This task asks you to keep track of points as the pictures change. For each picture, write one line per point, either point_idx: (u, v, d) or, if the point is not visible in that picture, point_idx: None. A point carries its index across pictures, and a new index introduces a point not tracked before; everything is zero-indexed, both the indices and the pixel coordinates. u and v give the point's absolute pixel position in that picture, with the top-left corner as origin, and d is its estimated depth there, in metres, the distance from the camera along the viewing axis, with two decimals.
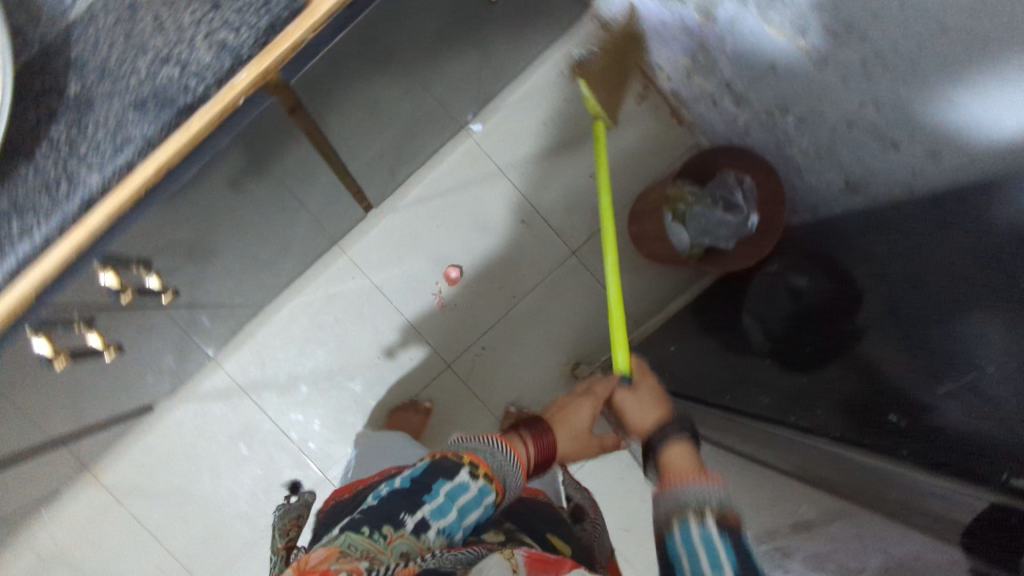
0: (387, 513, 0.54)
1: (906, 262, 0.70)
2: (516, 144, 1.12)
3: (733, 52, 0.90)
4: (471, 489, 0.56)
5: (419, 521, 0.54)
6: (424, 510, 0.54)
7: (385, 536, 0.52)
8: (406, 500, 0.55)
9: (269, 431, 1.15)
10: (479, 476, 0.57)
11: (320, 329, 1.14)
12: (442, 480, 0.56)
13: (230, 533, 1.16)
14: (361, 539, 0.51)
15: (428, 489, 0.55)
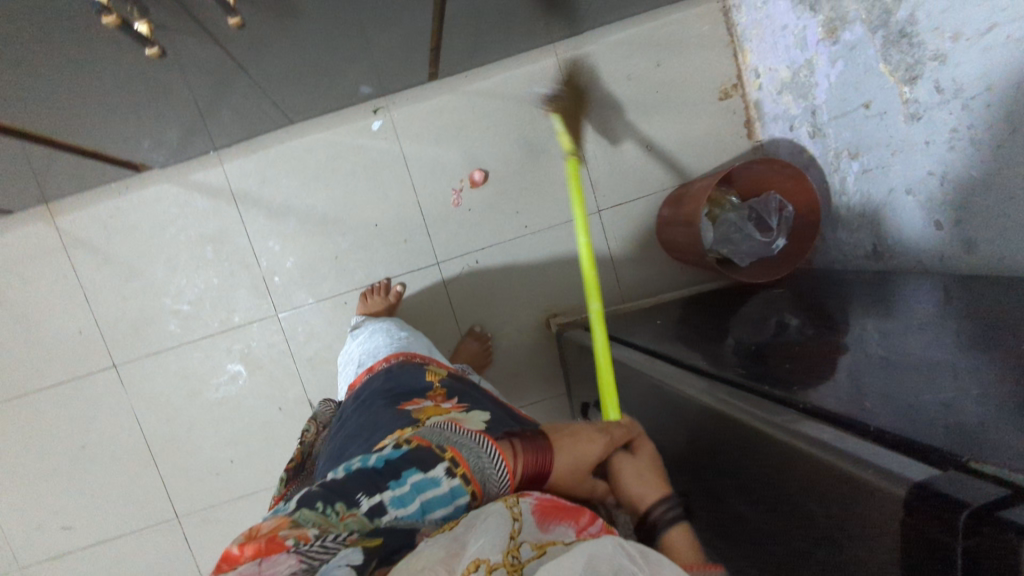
0: (344, 490, 0.49)
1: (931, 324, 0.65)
2: (596, 84, 1.09)
3: (836, 80, 0.91)
4: (442, 484, 0.51)
5: (376, 504, 0.49)
6: (384, 495, 0.49)
7: (337, 512, 0.47)
8: (367, 483, 0.50)
9: (240, 248, 1.12)
10: (456, 475, 0.52)
11: (332, 174, 1.11)
12: (411, 469, 0.52)
13: (162, 326, 1.13)
14: (313, 515, 0.46)
15: (396, 474, 0.51)
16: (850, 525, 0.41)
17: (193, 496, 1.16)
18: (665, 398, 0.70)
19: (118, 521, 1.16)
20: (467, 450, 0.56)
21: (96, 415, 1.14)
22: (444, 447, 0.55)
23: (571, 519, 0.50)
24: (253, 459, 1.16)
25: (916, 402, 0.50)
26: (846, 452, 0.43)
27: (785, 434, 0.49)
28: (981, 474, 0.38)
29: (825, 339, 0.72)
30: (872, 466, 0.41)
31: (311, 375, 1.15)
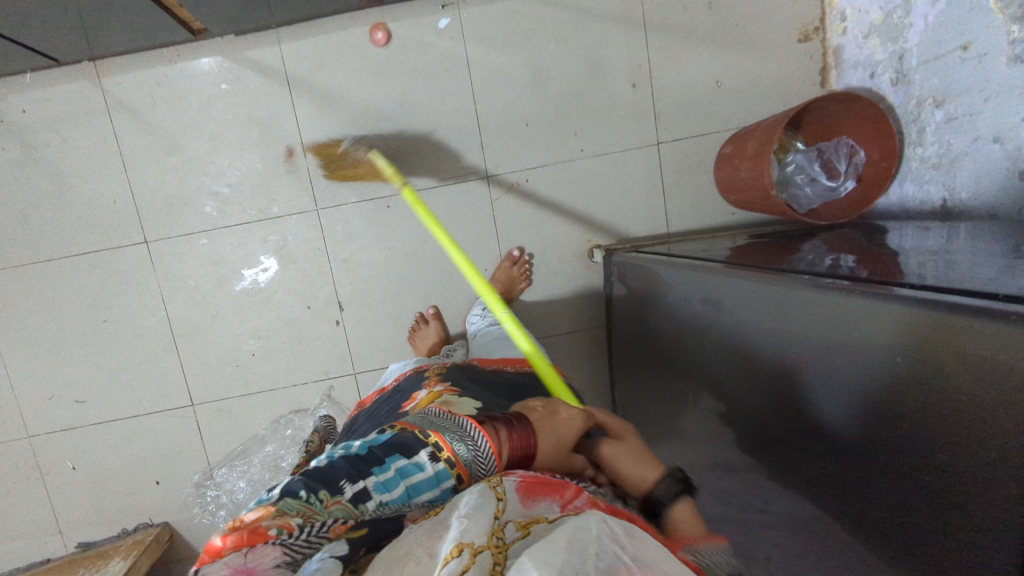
0: (327, 475, 0.47)
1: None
2: (674, 9, 1.05)
3: (935, 20, 0.87)
4: (426, 470, 0.50)
5: (359, 491, 0.47)
6: (368, 481, 0.48)
7: (322, 500, 0.45)
8: (350, 469, 0.48)
9: (288, 135, 1.09)
10: (441, 460, 0.50)
11: (391, 69, 1.07)
12: (395, 454, 0.50)
13: (199, 206, 1.10)
14: (297, 502, 0.45)
15: (379, 461, 0.49)
16: (984, 378, 0.39)
17: (210, 385, 1.14)
18: (736, 295, 0.68)
19: (131, 400, 1.13)
20: (452, 433, 0.52)
21: (122, 288, 1.11)
22: (428, 430, 0.52)
23: (555, 495, 0.48)
24: (275, 355, 1.14)
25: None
26: (974, 307, 0.42)
27: (898, 301, 0.47)
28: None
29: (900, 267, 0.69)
30: (1017, 315, 0.39)
31: (344, 277, 1.12)
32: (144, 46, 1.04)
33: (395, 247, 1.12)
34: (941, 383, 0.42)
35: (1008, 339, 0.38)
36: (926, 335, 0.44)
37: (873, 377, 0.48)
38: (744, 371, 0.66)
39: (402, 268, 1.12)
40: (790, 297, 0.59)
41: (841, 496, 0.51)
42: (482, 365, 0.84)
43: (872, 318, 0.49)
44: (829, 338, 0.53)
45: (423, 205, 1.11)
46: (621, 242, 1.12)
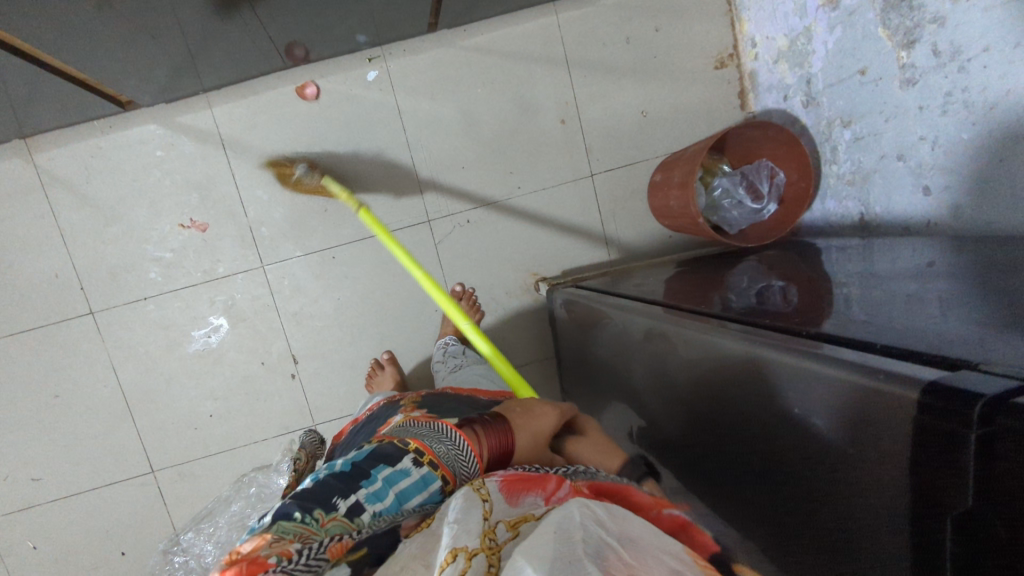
0: (319, 496, 0.50)
1: (925, 283, 0.66)
2: (594, 46, 1.09)
3: (834, 47, 0.92)
4: (412, 474, 0.54)
5: (352, 504, 0.50)
6: (359, 494, 0.51)
7: (317, 519, 0.48)
8: (340, 486, 0.52)
9: (228, 195, 1.10)
10: (424, 464, 0.55)
11: (325, 123, 1.09)
12: (380, 464, 0.54)
13: (143, 273, 1.10)
14: (292, 525, 0.47)
15: (366, 473, 0.53)
16: (881, 437, 0.42)
17: (170, 450, 1.14)
18: (668, 338, 0.72)
19: (90, 472, 1.12)
20: (429, 439, 0.57)
21: (71, 361, 1.11)
22: (407, 440, 0.57)
23: (538, 489, 0.50)
24: (233, 414, 1.14)
25: (919, 333, 0.51)
26: (860, 364, 0.45)
27: (800, 357, 0.50)
28: (991, 373, 0.39)
29: (815, 298, 0.73)
30: (891, 375, 0.42)
31: (296, 329, 1.13)
32: (74, 121, 1.04)
33: (344, 297, 1.13)
34: (848, 439, 0.45)
35: (887, 397, 0.42)
36: (828, 391, 0.47)
37: (794, 433, 0.51)
38: (688, 418, 0.68)
39: (353, 317, 1.14)
40: (714, 346, 0.62)
41: (786, 545, 0.53)
42: (454, 392, 0.84)
43: (784, 373, 0.52)
44: (754, 392, 0.56)
45: (369, 253, 1.12)
46: (567, 273, 1.14)
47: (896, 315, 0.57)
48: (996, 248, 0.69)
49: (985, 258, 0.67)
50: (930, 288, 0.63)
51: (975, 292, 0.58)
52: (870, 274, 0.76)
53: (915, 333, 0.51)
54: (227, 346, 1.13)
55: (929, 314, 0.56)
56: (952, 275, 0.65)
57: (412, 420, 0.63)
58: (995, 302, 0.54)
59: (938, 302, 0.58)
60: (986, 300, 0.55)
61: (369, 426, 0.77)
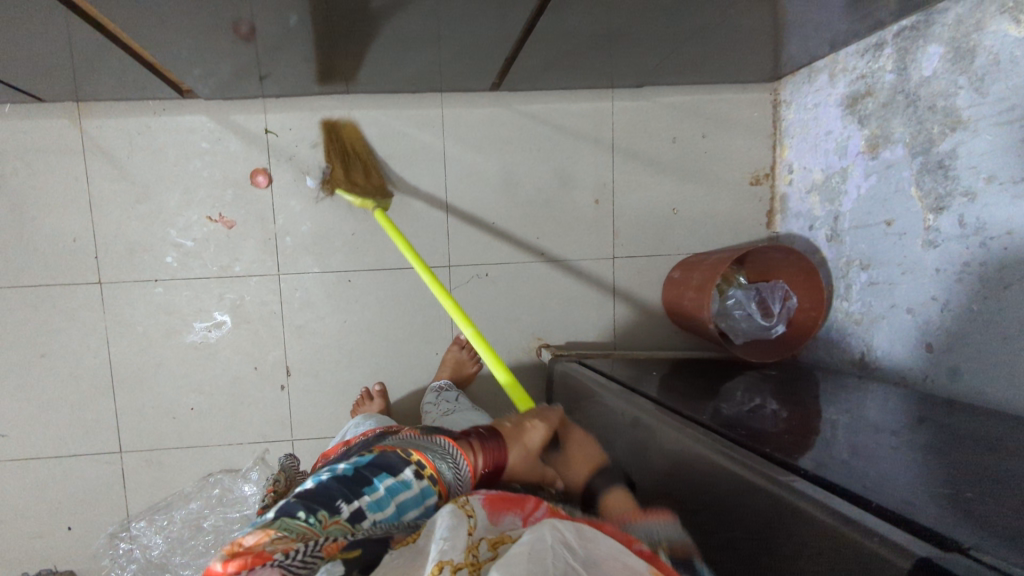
0: (322, 498, 0.51)
1: (913, 439, 0.68)
2: (641, 136, 1.14)
3: (866, 193, 0.97)
4: (412, 488, 0.55)
5: (355, 510, 0.52)
6: (362, 501, 0.52)
7: (318, 522, 0.49)
8: (343, 490, 0.52)
9: (260, 200, 1.11)
10: (424, 477, 0.57)
11: (371, 152, 1.12)
12: (381, 474, 0.55)
13: (160, 255, 1.11)
14: (295, 523, 0.48)
15: (368, 481, 0.54)
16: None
17: (141, 433, 1.12)
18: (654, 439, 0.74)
19: (55, 440, 1.11)
20: (429, 451, 0.59)
21: (66, 325, 1.10)
22: (409, 449, 0.58)
23: (517, 508, 0.56)
24: (214, 411, 1.14)
25: (904, 494, 0.53)
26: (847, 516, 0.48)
27: (780, 488, 0.54)
28: (979, 560, 0.42)
29: (804, 426, 0.75)
30: (881, 537, 0.44)
31: (295, 342, 1.14)
32: (131, 97, 1.07)
33: (350, 320, 1.14)
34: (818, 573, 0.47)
35: (867, 554, 0.44)
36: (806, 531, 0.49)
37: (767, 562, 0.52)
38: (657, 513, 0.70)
39: (355, 342, 1.15)
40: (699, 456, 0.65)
41: None
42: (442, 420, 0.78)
43: (762, 501, 0.55)
44: (731, 514, 0.58)
45: (384, 284, 1.14)
46: (569, 345, 1.16)
47: (880, 467, 0.60)
48: (985, 421, 0.72)
49: (978, 429, 0.70)
50: (916, 446, 0.66)
51: (955, 458, 0.61)
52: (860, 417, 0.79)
53: (897, 491, 0.54)
54: (224, 343, 1.13)
55: (911, 472, 0.58)
56: (939, 438, 0.68)
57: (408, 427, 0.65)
58: (972, 473, 0.57)
59: (924, 464, 0.60)
60: (965, 469, 0.58)
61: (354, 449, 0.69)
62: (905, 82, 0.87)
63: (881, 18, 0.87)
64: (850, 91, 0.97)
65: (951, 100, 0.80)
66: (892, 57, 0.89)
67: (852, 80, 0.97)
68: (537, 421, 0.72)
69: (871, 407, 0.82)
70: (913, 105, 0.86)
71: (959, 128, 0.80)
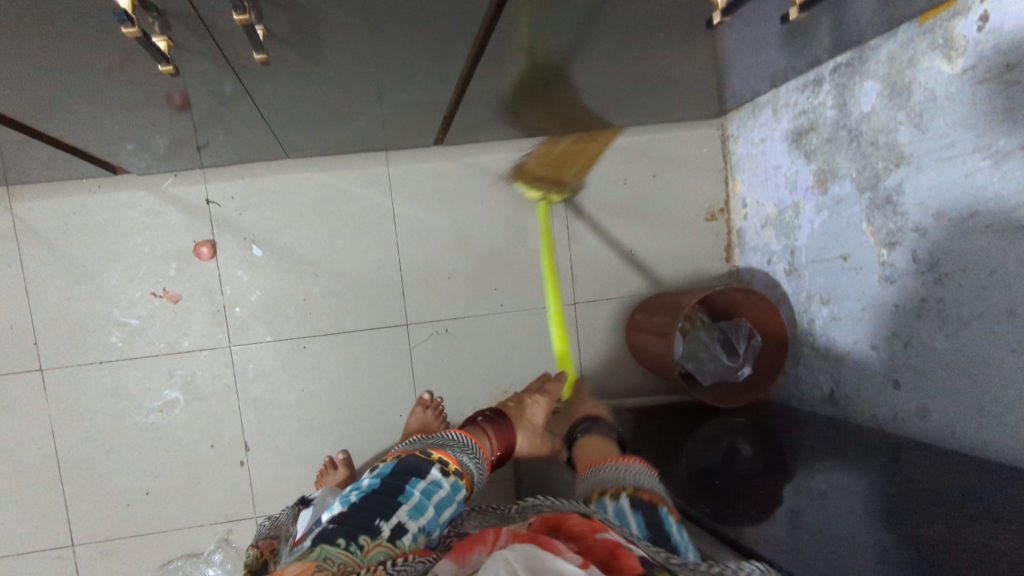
0: (360, 521, 0.52)
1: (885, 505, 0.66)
2: (592, 179, 1.12)
3: (820, 228, 0.95)
4: (442, 487, 0.61)
5: (395, 526, 0.53)
6: (402, 513, 0.55)
7: (362, 546, 0.50)
8: (377, 509, 0.54)
9: (206, 272, 1.08)
10: (448, 473, 0.63)
11: (317, 214, 1.09)
12: (413, 480, 0.59)
13: (104, 336, 1.07)
14: (337, 550, 0.49)
15: (401, 490, 0.57)
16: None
17: (94, 523, 1.07)
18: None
19: (2, 538, 1.05)
20: (449, 450, 0.67)
21: (7, 417, 1.05)
22: (429, 451, 0.65)
23: (483, 543, 0.48)
24: (171, 494, 1.09)
25: None
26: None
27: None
28: None
29: (770, 497, 0.73)
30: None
31: (253, 415, 1.10)
32: (63, 176, 1.03)
33: (307, 389, 1.11)
34: None
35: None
36: None
37: None
38: None
39: (313, 410, 1.11)
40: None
41: None
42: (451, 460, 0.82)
43: None
44: None
45: (340, 348, 1.11)
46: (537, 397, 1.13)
47: None
48: (954, 468, 0.70)
49: (947, 479, 0.68)
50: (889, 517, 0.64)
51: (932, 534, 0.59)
52: (829, 469, 0.77)
53: None
54: (177, 422, 1.09)
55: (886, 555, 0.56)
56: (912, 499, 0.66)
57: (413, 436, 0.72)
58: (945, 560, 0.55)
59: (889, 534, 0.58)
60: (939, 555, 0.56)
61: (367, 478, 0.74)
62: (846, 118, 0.86)
63: (815, 56, 0.86)
64: (794, 126, 0.96)
65: (892, 136, 0.79)
66: (831, 93, 0.88)
67: (794, 115, 0.96)
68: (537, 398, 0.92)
69: (840, 456, 0.79)
70: (856, 140, 0.85)
71: (903, 163, 0.79)
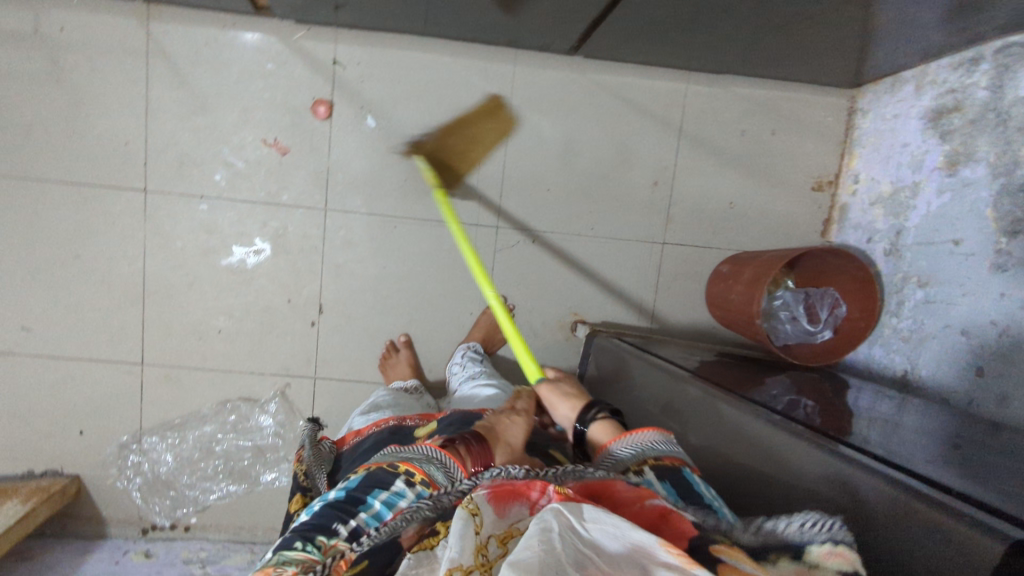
0: (319, 527, 0.57)
1: (971, 450, 0.67)
2: (711, 123, 1.12)
3: (937, 211, 0.95)
4: (406, 495, 0.60)
5: (352, 529, 0.57)
6: (357, 519, 0.57)
7: (319, 547, 0.55)
8: (338, 514, 0.58)
9: (317, 131, 1.09)
10: (414, 483, 0.61)
11: (436, 98, 1.09)
12: (375, 491, 0.60)
13: (209, 172, 1.09)
14: (293, 554, 0.54)
15: (361, 501, 0.59)
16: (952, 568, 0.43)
17: (165, 348, 1.11)
18: (709, 414, 0.73)
19: (78, 342, 1.09)
20: (418, 461, 0.63)
21: (105, 229, 1.08)
22: (397, 464, 0.63)
23: (523, 496, 0.50)
24: (242, 338, 1.12)
25: (968, 483, 0.53)
26: (905, 485, 0.50)
27: (840, 460, 0.55)
28: None
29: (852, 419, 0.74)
30: (976, 518, 0.44)
31: (332, 280, 1.12)
32: (202, 6, 1.04)
33: (389, 266, 1.13)
34: (885, 540, 0.48)
35: (951, 531, 0.44)
36: (867, 499, 0.51)
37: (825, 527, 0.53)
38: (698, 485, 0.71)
39: (391, 289, 1.13)
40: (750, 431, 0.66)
41: None
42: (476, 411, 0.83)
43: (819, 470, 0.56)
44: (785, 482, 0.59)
45: (429, 235, 1.13)
46: (604, 323, 1.15)
47: (937, 460, 0.60)
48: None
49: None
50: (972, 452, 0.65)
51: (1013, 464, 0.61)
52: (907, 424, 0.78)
53: (956, 476, 0.54)
54: (260, 271, 1.11)
55: (973, 470, 0.58)
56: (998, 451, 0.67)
57: (388, 450, 0.68)
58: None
59: (980, 465, 0.60)
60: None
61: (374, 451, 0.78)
62: (999, 101, 0.85)
63: (986, 33, 0.84)
64: (936, 105, 0.95)
65: None
66: (988, 74, 0.87)
67: (939, 93, 0.95)
68: (516, 416, 0.75)
69: (917, 419, 0.81)
70: (1003, 124, 0.84)
71: None
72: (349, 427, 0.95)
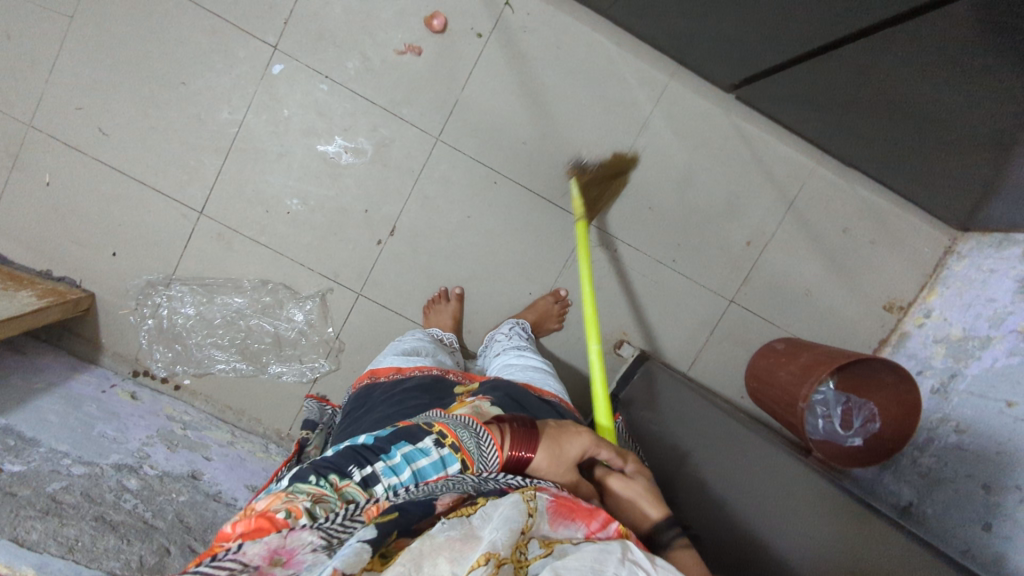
0: (335, 464, 0.49)
1: None
2: (818, 210, 1.14)
3: (1000, 367, 0.96)
4: (431, 455, 0.50)
5: (368, 474, 0.48)
6: (375, 466, 0.49)
7: (330, 483, 0.47)
8: (355, 456, 0.49)
9: (462, 62, 1.08)
10: (445, 445, 0.51)
11: (584, 80, 1.09)
12: (399, 443, 0.50)
13: (343, 56, 1.07)
14: (305, 486, 0.45)
15: (383, 450, 0.50)
16: None
17: (229, 206, 1.08)
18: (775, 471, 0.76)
19: (150, 166, 1.07)
20: (453, 424, 0.53)
21: (220, 70, 1.06)
22: (432, 423, 0.54)
23: (582, 521, 0.48)
24: (306, 227, 1.10)
25: None
26: None
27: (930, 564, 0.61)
28: None
29: None
30: None
31: (416, 208, 1.11)
32: None
33: (474, 217, 1.12)
34: None
35: None
36: None
37: None
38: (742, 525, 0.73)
39: (466, 239, 1.12)
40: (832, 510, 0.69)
41: None
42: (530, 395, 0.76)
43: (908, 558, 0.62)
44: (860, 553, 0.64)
45: (523, 203, 1.12)
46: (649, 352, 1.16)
47: None
48: None
49: None
50: None
51: None
52: None
53: None
54: (353, 170, 1.09)
55: None
56: None
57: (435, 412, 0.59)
58: None
59: None
60: None
61: (402, 396, 0.72)
62: None
63: None
64: None
65: None
66: None
67: None
68: (581, 426, 0.60)
69: None
70: None
71: None
72: (383, 362, 0.89)
